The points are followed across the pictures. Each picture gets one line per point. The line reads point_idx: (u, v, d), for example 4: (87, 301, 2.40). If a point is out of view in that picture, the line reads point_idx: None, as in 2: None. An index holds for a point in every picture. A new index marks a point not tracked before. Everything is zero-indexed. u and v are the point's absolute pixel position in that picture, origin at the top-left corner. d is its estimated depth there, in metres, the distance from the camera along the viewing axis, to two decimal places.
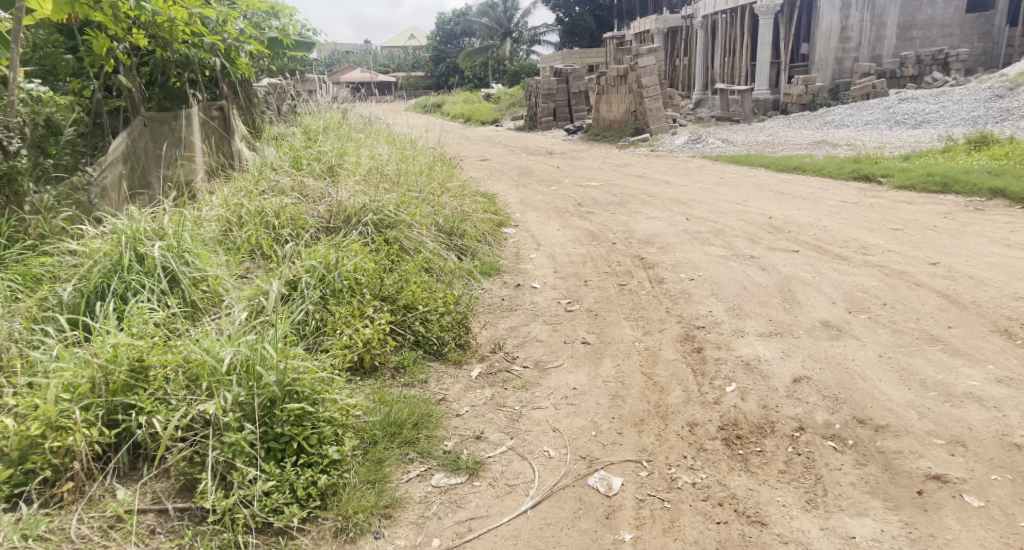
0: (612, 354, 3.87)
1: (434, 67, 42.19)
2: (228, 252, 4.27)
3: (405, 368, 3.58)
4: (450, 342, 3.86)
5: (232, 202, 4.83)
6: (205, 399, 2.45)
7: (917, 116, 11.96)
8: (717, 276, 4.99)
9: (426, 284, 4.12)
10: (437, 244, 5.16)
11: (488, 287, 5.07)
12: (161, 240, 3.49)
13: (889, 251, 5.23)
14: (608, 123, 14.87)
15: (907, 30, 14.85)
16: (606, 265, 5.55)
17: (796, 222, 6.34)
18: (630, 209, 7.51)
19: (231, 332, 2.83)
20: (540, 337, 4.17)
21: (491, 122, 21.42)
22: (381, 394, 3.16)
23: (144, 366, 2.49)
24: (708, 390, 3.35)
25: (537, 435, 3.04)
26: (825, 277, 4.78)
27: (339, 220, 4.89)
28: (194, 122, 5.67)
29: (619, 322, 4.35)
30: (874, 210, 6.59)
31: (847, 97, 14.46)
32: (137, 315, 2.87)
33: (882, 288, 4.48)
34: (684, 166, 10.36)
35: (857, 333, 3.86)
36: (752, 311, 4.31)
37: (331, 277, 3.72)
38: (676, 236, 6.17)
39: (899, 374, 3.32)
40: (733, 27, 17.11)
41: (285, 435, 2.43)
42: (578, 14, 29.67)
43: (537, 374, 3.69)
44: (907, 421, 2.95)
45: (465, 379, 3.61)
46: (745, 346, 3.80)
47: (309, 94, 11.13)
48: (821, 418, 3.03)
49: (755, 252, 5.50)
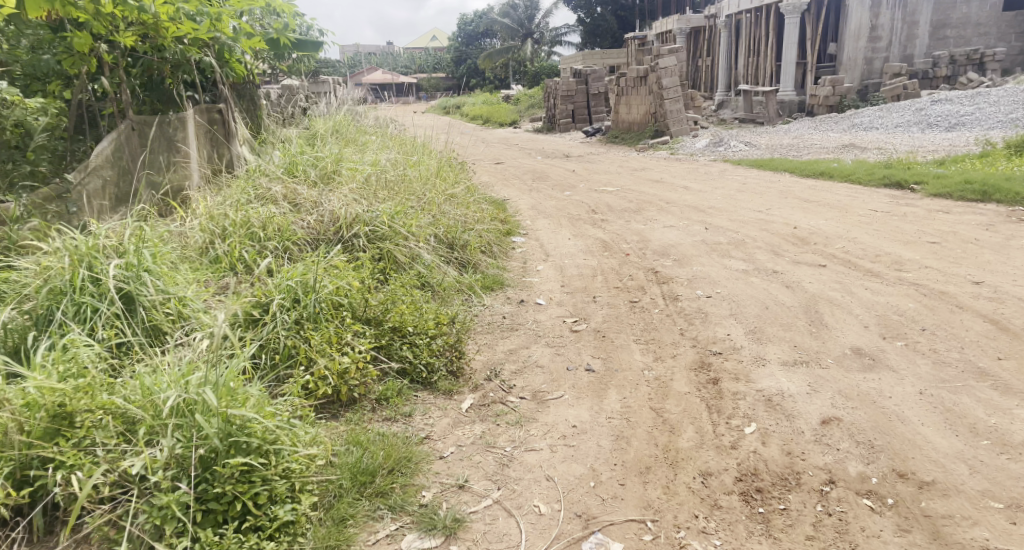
0: (618, 385, 3.49)
1: (456, 69, 41.99)
2: (206, 269, 3.98)
3: (388, 400, 3.24)
4: (441, 369, 3.52)
5: (216, 212, 4.51)
6: (138, 451, 2.11)
7: (951, 118, 11.43)
8: (736, 294, 4.60)
9: (417, 303, 3.78)
10: (434, 257, 4.84)
11: (489, 303, 4.72)
12: (120, 257, 3.15)
13: (926, 267, 4.81)
14: (627, 124, 14.46)
15: (941, 29, 14.31)
16: (616, 279, 5.16)
17: (823, 233, 5.91)
18: (646, 216, 7.12)
19: (184, 365, 2.49)
20: (541, 362, 3.80)
21: (508, 124, 21.07)
22: (356, 434, 2.83)
23: (69, 411, 2.16)
24: (724, 431, 2.96)
25: (528, 486, 2.68)
26: (856, 296, 4.37)
27: (329, 233, 4.58)
28: (189, 127, 5.40)
29: (627, 345, 3.97)
30: (908, 221, 6.15)
31: (876, 98, 13.93)
32: (74, 346, 2.54)
33: (920, 310, 4.05)
34: (704, 170, 9.93)
35: (893, 364, 3.45)
36: (775, 335, 3.91)
37: (307, 299, 3.36)
38: (693, 247, 5.78)
39: (944, 416, 2.92)
40: (757, 27, 16.64)
41: (228, 495, 2.08)
42: (600, 14, 29.26)
43: (534, 407, 3.32)
44: (956, 478, 2.55)
45: (453, 413, 3.26)
46: (768, 378, 3.40)
47: (320, 95, 10.88)
48: (854, 469, 2.64)
49: (779, 267, 5.09)
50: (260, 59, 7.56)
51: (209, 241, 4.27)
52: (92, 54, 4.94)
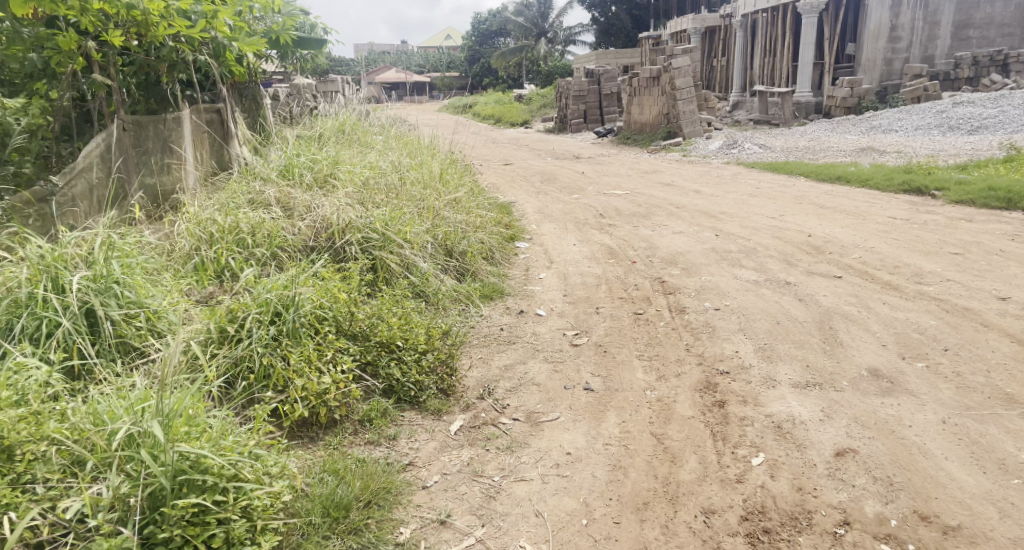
0: (617, 407, 3.27)
1: (469, 68, 41.80)
2: (189, 279, 3.82)
3: (372, 421, 3.05)
4: (430, 388, 3.32)
5: (203, 217, 4.34)
6: (79, 490, 1.94)
7: (973, 121, 11.12)
8: (746, 307, 4.37)
9: (408, 315, 3.58)
10: (431, 266, 4.65)
11: (487, 314, 4.52)
12: (88, 267, 2.98)
13: (948, 280, 4.57)
14: (638, 125, 14.21)
15: (963, 30, 13.95)
16: (621, 289, 4.94)
17: (839, 242, 5.66)
18: (655, 221, 6.90)
19: (142, 389, 2.31)
20: (537, 380, 3.59)
21: (520, 124, 20.87)
22: (332, 462, 2.66)
23: (7, 445, 1.98)
24: (729, 463, 2.73)
25: (514, 523, 2.50)
26: (873, 312, 4.12)
27: (321, 240, 4.42)
28: (184, 126, 5.11)
29: (629, 362, 3.76)
30: (928, 229, 5.89)
31: (895, 100, 13.61)
32: (23, 367, 2.37)
33: (942, 328, 3.81)
34: (717, 173, 9.69)
35: (913, 388, 3.22)
36: (786, 353, 3.68)
37: (288, 314, 3.15)
38: (702, 255, 5.55)
39: (970, 450, 2.69)
40: (773, 26, 16.34)
41: (176, 540, 1.90)
42: (614, 14, 29.04)
43: (527, 431, 3.12)
44: (985, 523, 2.34)
45: (441, 436, 3.06)
46: (777, 401, 3.18)
47: (327, 95, 10.74)
48: (870, 509, 2.42)
49: (791, 278, 4.86)
50: (263, 57, 7.39)
51: (195, 247, 4.11)
52: (80, 51, 4.75)
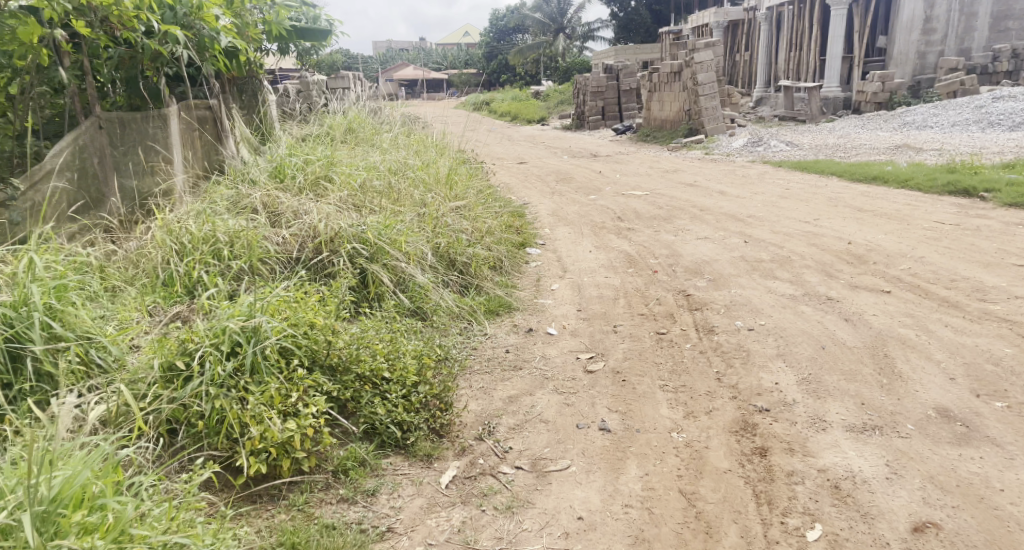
0: (638, 453, 2.77)
1: (486, 63, 41.16)
2: (153, 296, 3.36)
3: (348, 473, 2.58)
4: (421, 429, 2.82)
5: (176, 224, 3.87)
6: None
7: (1015, 116, 10.46)
8: (784, 327, 3.83)
9: (398, 341, 3.08)
10: (431, 280, 4.18)
11: (493, 333, 4.02)
12: (9, 294, 2.52)
13: (1015, 297, 4.02)
14: (659, 122, 13.62)
15: (1002, 21, 13.23)
16: (642, 304, 4.42)
17: (883, 250, 5.10)
18: (678, 225, 6.36)
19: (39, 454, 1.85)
20: (545, 416, 3.09)
21: (537, 121, 20.28)
22: (291, 533, 2.21)
23: None
24: (779, 538, 2.24)
25: None
26: (935, 336, 3.57)
27: (306, 252, 3.95)
28: (172, 124, 4.61)
29: (652, 394, 3.23)
30: (984, 236, 5.31)
31: (929, 95, 12.93)
32: None
33: (1020, 358, 3.27)
34: (742, 172, 9.11)
35: (994, 433, 2.70)
36: (835, 386, 3.15)
37: (247, 347, 2.62)
38: (731, 265, 5.02)
39: None
40: (799, 19, 15.67)
41: None
42: (634, 9, 28.40)
43: (532, 484, 2.62)
44: None
45: (429, 490, 2.57)
46: (831, 451, 2.65)
47: (335, 91, 10.29)
48: None
49: (833, 292, 4.31)
50: (263, 50, 6.89)
51: (165, 258, 3.63)
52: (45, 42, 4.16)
